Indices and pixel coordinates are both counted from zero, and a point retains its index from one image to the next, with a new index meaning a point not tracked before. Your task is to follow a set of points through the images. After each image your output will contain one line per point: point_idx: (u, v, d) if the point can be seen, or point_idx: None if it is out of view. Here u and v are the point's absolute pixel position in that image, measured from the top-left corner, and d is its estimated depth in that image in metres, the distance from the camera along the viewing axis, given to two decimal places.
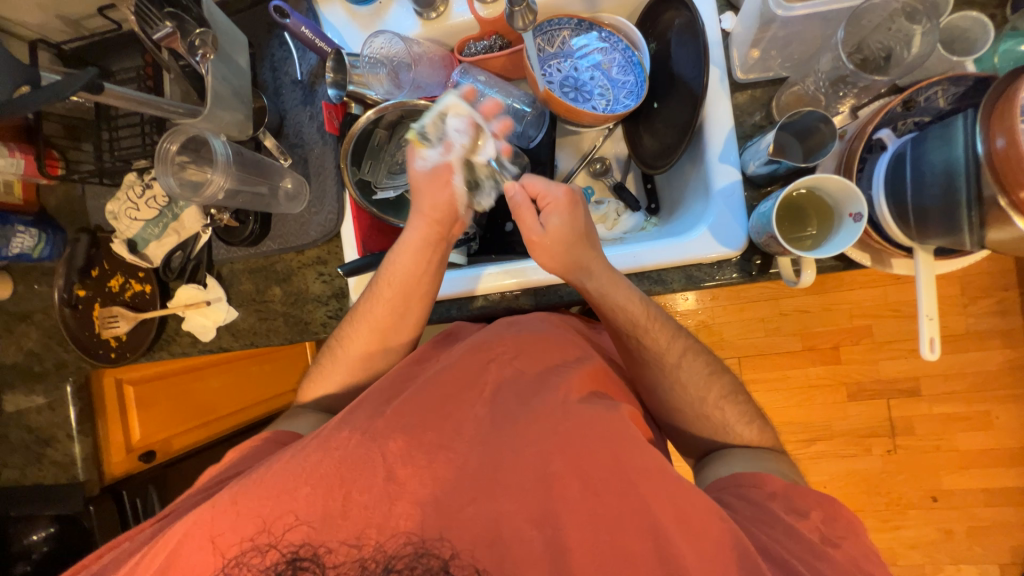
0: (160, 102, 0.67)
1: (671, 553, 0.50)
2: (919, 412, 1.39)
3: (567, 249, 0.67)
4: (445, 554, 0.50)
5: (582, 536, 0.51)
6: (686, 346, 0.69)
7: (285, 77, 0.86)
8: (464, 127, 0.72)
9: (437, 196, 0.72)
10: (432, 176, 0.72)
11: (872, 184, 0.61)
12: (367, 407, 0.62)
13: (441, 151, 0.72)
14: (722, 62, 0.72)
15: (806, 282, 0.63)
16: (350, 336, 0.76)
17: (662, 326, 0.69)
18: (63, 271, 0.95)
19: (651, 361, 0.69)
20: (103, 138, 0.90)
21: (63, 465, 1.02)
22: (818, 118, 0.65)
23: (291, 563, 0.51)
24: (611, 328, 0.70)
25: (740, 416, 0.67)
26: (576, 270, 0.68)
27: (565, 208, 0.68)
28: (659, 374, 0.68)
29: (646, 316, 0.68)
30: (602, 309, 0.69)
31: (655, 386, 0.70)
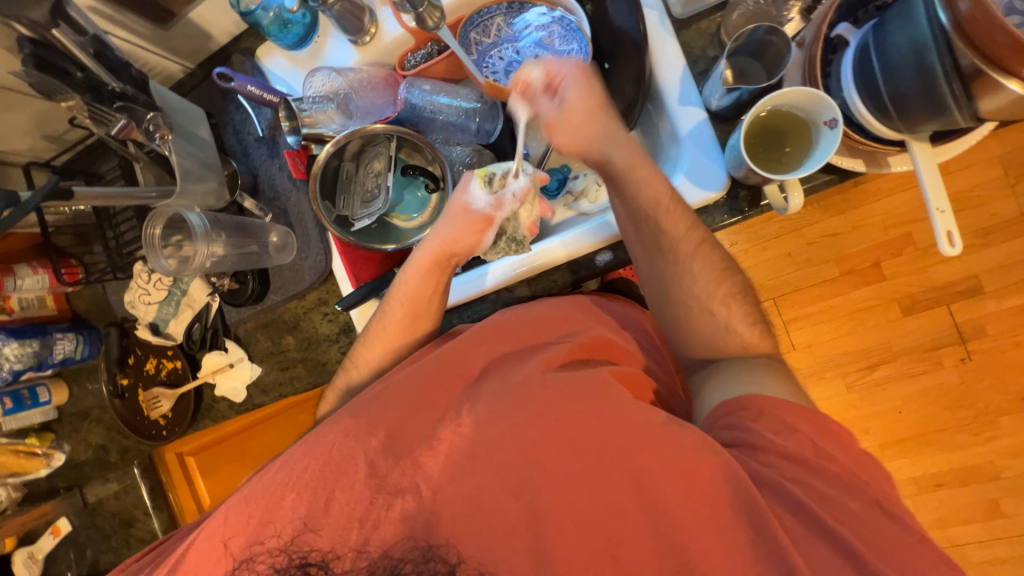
0: (133, 192, 0.70)
1: (658, 500, 0.49)
2: (987, 312, 1.27)
3: (590, 121, 0.65)
4: (450, 558, 0.48)
5: (566, 496, 0.50)
6: (701, 236, 0.65)
7: (249, 137, 0.89)
8: (521, 191, 0.69)
9: (464, 238, 0.71)
10: (470, 217, 0.70)
11: (841, 85, 0.56)
12: (347, 409, 0.61)
13: (490, 203, 0.70)
14: (658, 3, 0.69)
15: (796, 206, 0.59)
16: (364, 356, 0.75)
17: (682, 212, 0.64)
18: (103, 365, 1.02)
19: (669, 248, 0.64)
20: (109, 236, 0.96)
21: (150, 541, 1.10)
22: (765, 31, 0.61)
23: (302, 567, 0.48)
24: (629, 215, 0.66)
25: (745, 317, 0.63)
26: (602, 145, 0.66)
27: (582, 89, 0.66)
28: (675, 263, 0.64)
29: (669, 197, 0.64)
30: (623, 190, 0.65)
31: (668, 284, 0.65)
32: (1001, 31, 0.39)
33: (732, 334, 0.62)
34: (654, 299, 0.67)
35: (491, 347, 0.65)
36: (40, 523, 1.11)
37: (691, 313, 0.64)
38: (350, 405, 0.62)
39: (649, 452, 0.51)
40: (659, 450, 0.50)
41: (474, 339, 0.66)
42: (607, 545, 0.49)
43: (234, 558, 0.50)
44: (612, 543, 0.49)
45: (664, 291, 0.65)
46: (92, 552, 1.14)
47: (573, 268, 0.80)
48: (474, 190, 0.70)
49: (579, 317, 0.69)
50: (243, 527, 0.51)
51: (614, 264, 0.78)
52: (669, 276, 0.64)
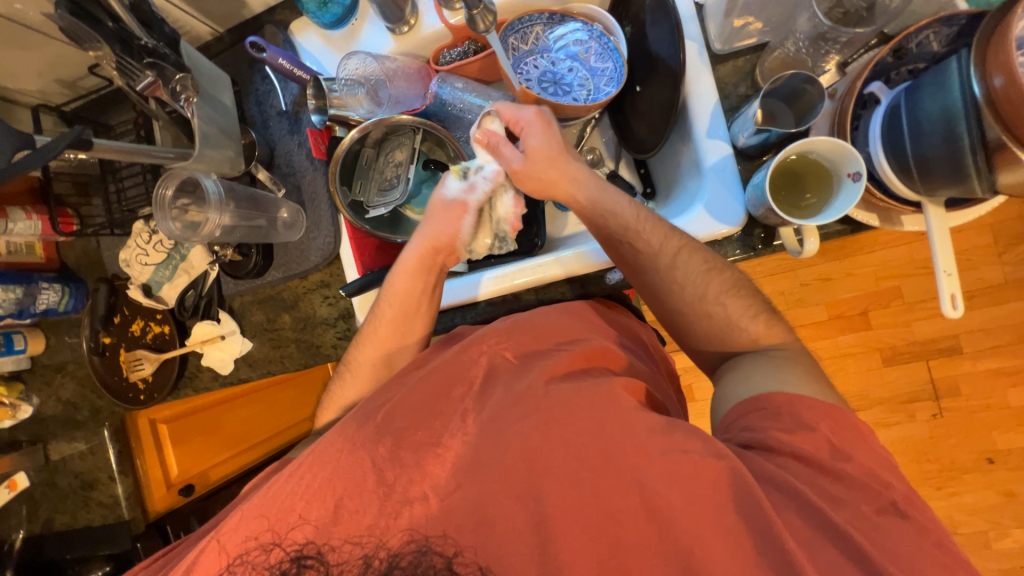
0: (151, 150, 0.68)
1: (661, 502, 0.50)
2: (963, 371, 1.32)
3: (549, 163, 0.68)
4: (447, 551, 0.50)
5: (568, 504, 0.51)
6: (681, 243, 0.66)
7: (271, 110, 0.88)
8: (492, 174, 0.71)
9: (442, 227, 0.73)
10: (446, 207, 0.73)
11: (868, 141, 0.58)
12: (358, 415, 0.61)
13: (464, 188, 0.72)
14: (699, 35, 0.70)
15: (810, 251, 0.61)
16: (358, 359, 0.75)
17: (654, 225, 0.66)
18: (87, 321, 0.99)
19: (648, 264, 0.66)
20: (110, 190, 0.94)
21: (110, 506, 1.07)
22: (803, 79, 0.62)
23: (296, 561, 0.51)
24: (601, 235, 0.68)
25: (746, 309, 0.64)
26: (566, 180, 0.69)
27: (541, 129, 0.69)
28: (654, 274, 0.66)
29: (637, 218, 0.66)
30: (592, 213, 0.68)
31: (659, 291, 0.67)
32: None
33: (748, 333, 0.63)
34: (652, 306, 0.69)
35: (495, 353, 0.65)
36: None
37: (689, 316, 0.66)
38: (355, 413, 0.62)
39: (657, 457, 0.51)
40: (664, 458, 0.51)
41: (478, 344, 0.67)
42: (612, 549, 0.49)
43: (229, 555, 0.52)
44: (617, 543, 0.50)
45: (658, 298, 0.68)
46: (47, 511, 1.10)
47: (581, 281, 0.80)
48: (448, 182, 0.73)
49: (583, 330, 0.70)
50: (238, 525, 0.53)
51: (624, 285, 0.78)
52: (657, 285, 0.66)
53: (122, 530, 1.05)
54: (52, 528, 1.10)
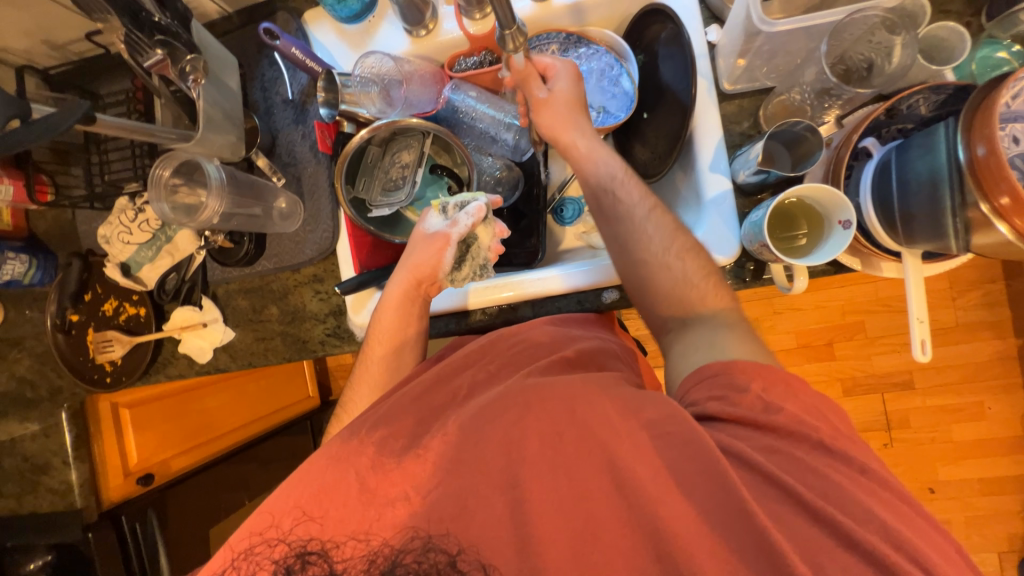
0: (152, 129, 0.66)
1: (628, 472, 0.49)
2: (914, 405, 1.41)
3: (567, 108, 0.72)
4: (451, 550, 0.49)
5: (547, 483, 0.50)
6: (654, 204, 0.70)
7: (276, 97, 0.86)
8: (474, 211, 0.73)
9: (423, 256, 0.74)
10: (430, 238, 0.74)
11: (859, 192, 0.62)
12: (344, 430, 0.61)
13: (448, 224, 0.74)
14: (709, 72, 0.73)
15: (799, 288, 0.64)
16: (352, 400, 0.77)
17: (636, 184, 0.70)
18: (55, 297, 0.94)
19: (625, 216, 0.68)
20: (93, 161, 0.89)
21: (60, 493, 0.99)
22: (804, 128, 0.66)
23: (300, 557, 0.51)
24: (586, 188, 0.72)
25: (699, 269, 0.65)
26: (572, 129, 0.72)
27: (573, 77, 0.73)
28: (629, 225, 0.68)
29: (624, 173, 0.71)
30: (585, 164, 0.71)
31: (626, 242, 0.68)
32: (1007, 183, 0.45)
33: (698, 293, 0.64)
34: (614, 258, 0.69)
35: (480, 367, 0.68)
36: None
37: (649, 267, 0.66)
38: (349, 428, 0.60)
39: (625, 434, 0.51)
40: (633, 434, 0.51)
41: (463, 360, 0.70)
42: (587, 524, 0.49)
43: (235, 551, 0.53)
44: (590, 518, 0.49)
45: (622, 249, 0.68)
46: None
47: (579, 297, 0.80)
48: (431, 219, 0.76)
49: (577, 336, 0.71)
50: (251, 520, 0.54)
51: (620, 304, 0.79)
52: (626, 236, 0.68)
53: (72, 519, 0.98)
54: None
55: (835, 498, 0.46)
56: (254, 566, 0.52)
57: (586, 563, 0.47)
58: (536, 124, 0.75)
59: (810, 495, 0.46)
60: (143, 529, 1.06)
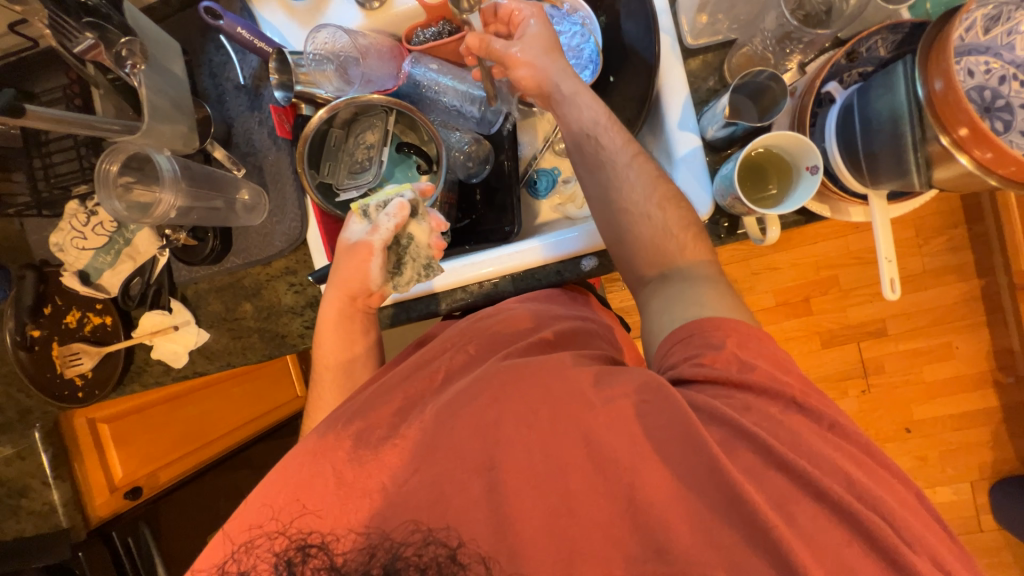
0: (92, 120, 0.62)
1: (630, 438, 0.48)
2: (888, 351, 1.47)
3: (544, 56, 0.70)
4: (451, 542, 0.47)
5: (522, 462, 0.49)
6: (636, 151, 0.68)
7: (227, 83, 0.82)
8: (395, 212, 0.68)
9: (352, 268, 0.70)
10: (353, 248, 0.70)
11: (824, 138, 0.63)
12: (322, 425, 0.59)
13: (369, 230, 0.70)
14: (672, 29, 0.72)
15: (771, 239, 0.65)
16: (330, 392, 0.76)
17: (619, 130, 0.68)
18: (12, 313, 0.89)
19: (606, 166, 0.67)
20: (36, 166, 0.84)
21: (44, 514, 0.96)
22: (767, 77, 0.66)
23: (301, 548, 0.50)
24: (569, 135, 0.70)
25: (681, 221, 0.65)
26: (549, 81, 0.71)
27: (543, 19, 0.72)
28: (610, 171, 0.67)
29: (607, 118, 0.68)
30: (566, 108, 0.69)
31: (608, 191, 0.67)
32: (965, 114, 0.46)
33: (677, 249, 0.64)
34: (594, 209, 0.69)
35: (459, 350, 0.66)
36: None
37: (631, 217, 0.66)
38: (334, 418, 0.60)
39: (600, 407, 0.51)
40: (607, 406, 0.51)
41: (445, 344, 0.69)
42: (563, 498, 0.48)
43: (234, 542, 0.51)
44: (568, 494, 0.48)
45: (603, 197, 0.68)
46: None
47: (558, 268, 0.79)
48: (352, 226, 0.71)
49: (555, 313, 0.71)
50: (246, 513, 0.52)
51: (600, 271, 0.78)
52: (607, 185, 0.67)
53: (60, 538, 0.96)
54: None
55: (804, 449, 0.47)
56: (251, 559, 0.50)
57: (567, 538, 0.47)
58: (513, 79, 0.74)
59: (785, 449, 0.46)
60: (136, 543, 1.08)
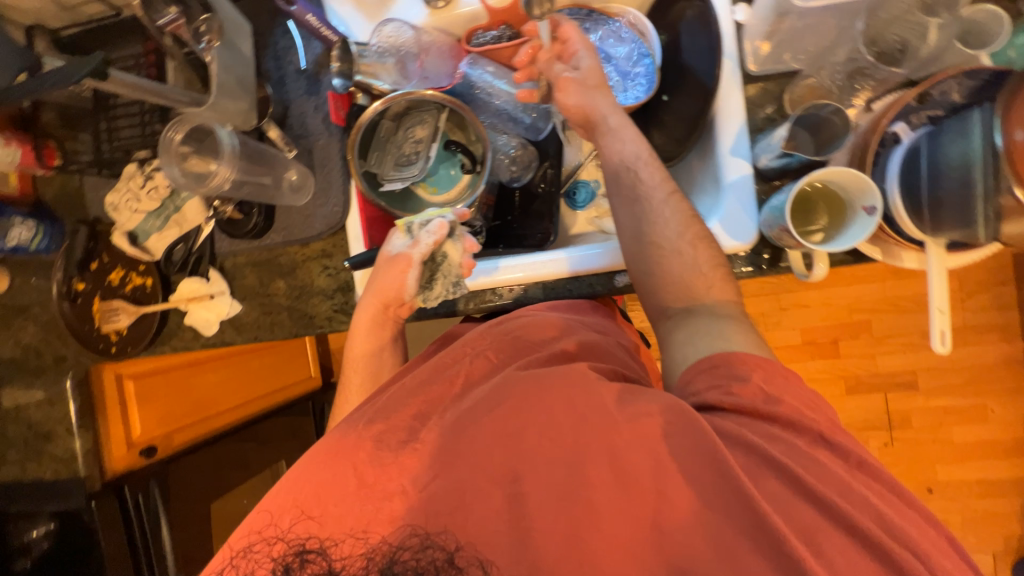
0: (165, 91, 0.66)
1: (647, 470, 0.47)
2: (916, 406, 1.40)
3: (593, 87, 0.72)
4: (449, 546, 0.48)
5: (541, 473, 0.48)
6: (674, 190, 0.67)
7: (289, 67, 0.85)
8: (435, 229, 0.71)
9: (389, 279, 0.72)
10: (393, 260, 0.72)
11: (885, 177, 0.61)
12: (345, 422, 0.58)
13: (410, 245, 0.72)
14: (735, 53, 0.71)
15: (817, 275, 0.63)
16: (348, 383, 0.77)
17: (659, 168, 0.68)
18: (62, 264, 0.93)
19: (642, 197, 0.67)
20: (101, 127, 0.89)
21: (64, 460, 0.99)
22: (830, 110, 0.65)
23: (299, 555, 0.49)
24: (608, 167, 0.70)
25: (711, 259, 0.64)
26: (592, 111, 0.72)
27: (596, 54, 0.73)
28: (646, 205, 0.66)
29: (648, 154, 0.69)
30: (609, 141, 0.70)
31: (641, 224, 0.66)
32: None
33: (705, 277, 0.63)
34: (626, 243, 0.67)
35: (480, 356, 0.65)
36: None
37: (661, 252, 0.64)
38: (353, 417, 0.59)
39: (615, 417, 0.49)
40: (623, 419, 0.49)
41: (464, 348, 0.67)
42: (567, 502, 0.47)
43: (233, 549, 0.51)
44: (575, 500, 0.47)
45: (635, 230, 0.67)
46: None
47: (590, 281, 0.78)
48: (394, 239, 0.74)
49: (576, 326, 0.70)
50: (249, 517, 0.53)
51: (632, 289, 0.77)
52: (642, 218, 0.66)
53: (76, 486, 0.98)
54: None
55: (830, 485, 0.45)
56: (251, 563, 0.50)
57: (586, 554, 0.46)
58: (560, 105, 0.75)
59: (811, 480, 0.44)
60: (145, 501, 1.06)
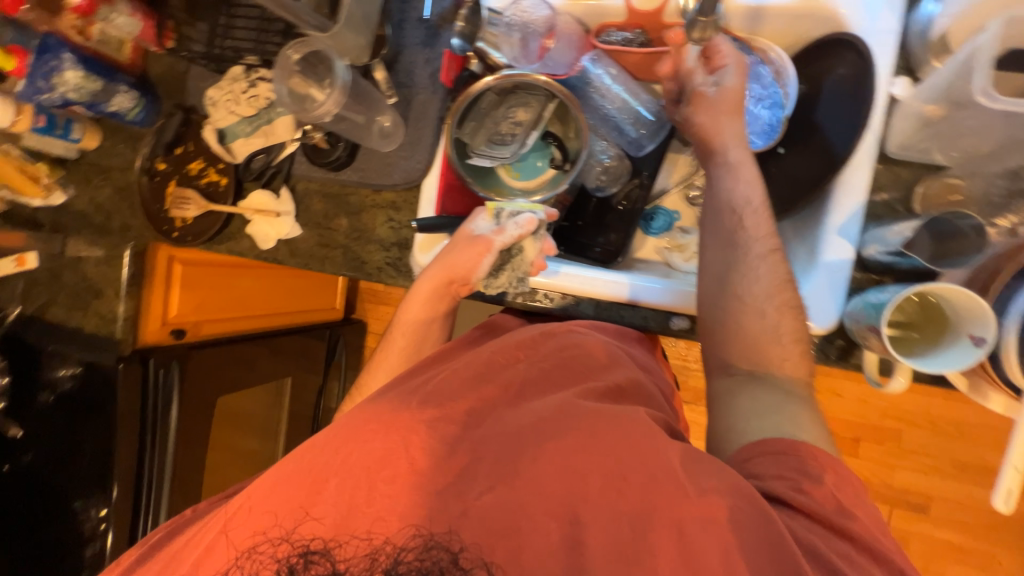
0: (295, 7, 0.69)
1: (662, 530, 0.46)
2: (922, 533, 1.33)
3: (725, 115, 0.68)
4: (454, 547, 0.48)
5: (597, 507, 0.49)
6: (776, 246, 0.63)
7: (412, 12, 0.83)
8: (523, 223, 0.72)
9: (464, 257, 0.72)
10: (472, 240, 0.73)
11: (1004, 313, 0.55)
12: (362, 406, 0.59)
13: (493, 231, 0.73)
14: (877, 129, 0.66)
15: (894, 388, 0.59)
16: (391, 340, 0.80)
17: (766, 219, 0.64)
18: (151, 141, 0.97)
19: (740, 246, 0.63)
20: (219, 23, 0.91)
21: (105, 319, 1.06)
22: (970, 223, 0.59)
23: (303, 556, 0.50)
24: (712, 201, 0.66)
25: (794, 331, 0.60)
26: (716, 142, 0.67)
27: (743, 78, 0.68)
28: (741, 255, 0.63)
29: (760, 201, 0.64)
30: (722, 175, 0.66)
31: (730, 272, 0.63)
32: None
33: (778, 358, 0.59)
34: (708, 285, 0.64)
35: (533, 365, 0.64)
36: (9, 246, 1.07)
37: (742, 306, 0.61)
38: (388, 394, 0.61)
39: (643, 467, 0.49)
40: (651, 471, 0.48)
41: (513, 347, 0.67)
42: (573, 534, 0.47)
43: (236, 549, 0.52)
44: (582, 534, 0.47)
45: (721, 278, 0.63)
46: (45, 299, 1.10)
47: (645, 314, 0.75)
48: (480, 221, 0.75)
49: (624, 356, 0.67)
50: (254, 510, 0.53)
51: (686, 335, 0.75)
52: (731, 266, 0.63)
53: (111, 347, 1.06)
54: (44, 317, 1.10)
55: None
56: (253, 564, 0.51)
57: None
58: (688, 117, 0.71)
59: None
60: (165, 377, 1.08)
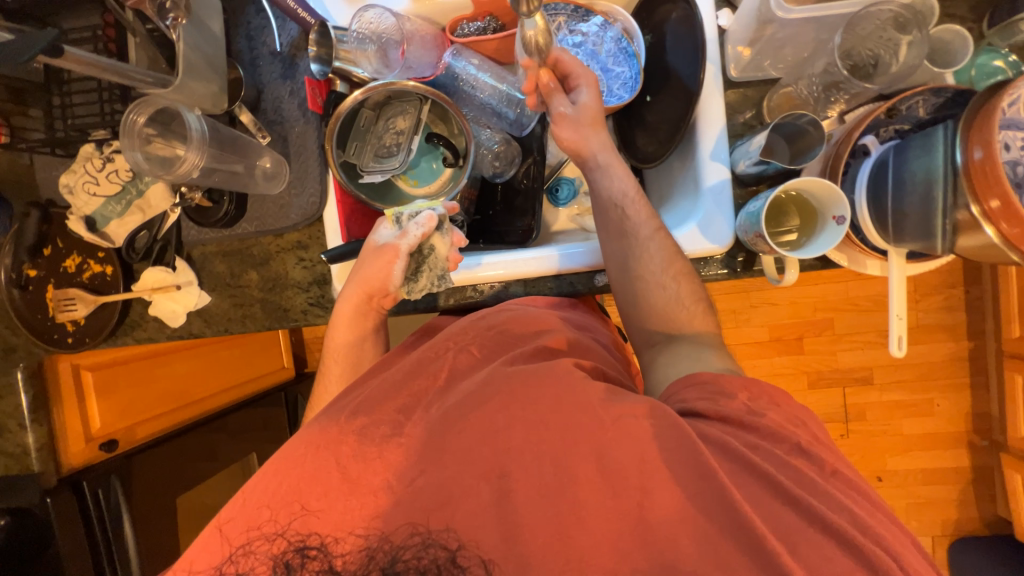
0: (125, 69, 0.62)
1: (628, 467, 0.48)
2: (870, 401, 1.49)
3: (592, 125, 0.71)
4: (451, 545, 0.48)
5: (536, 469, 0.49)
6: (660, 225, 0.70)
7: (262, 48, 0.81)
8: (424, 221, 0.72)
9: (375, 269, 0.72)
10: (379, 250, 0.72)
11: (854, 188, 0.64)
12: (324, 415, 0.58)
13: (397, 235, 0.73)
14: (717, 59, 0.72)
15: (789, 280, 0.66)
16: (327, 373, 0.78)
17: (645, 205, 0.71)
18: (10, 248, 0.87)
19: (630, 237, 0.69)
20: (54, 103, 0.82)
21: (14, 456, 0.93)
22: (806, 121, 0.66)
23: (298, 551, 0.49)
24: (597, 202, 0.73)
25: (693, 292, 0.68)
26: (585, 154, 0.73)
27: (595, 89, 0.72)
28: (633, 243, 0.69)
29: (636, 192, 0.71)
30: (599, 177, 0.72)
31: (628, 263, 0.69)
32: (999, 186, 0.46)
33: (685, 312, 0.67)
34: (614, 275, 0.70)
35: (463, 350, 0.65)
36: None
37: (646, 285, 0.68)
38: (325, 412, 0.59)
39: (594, 415, 0.51)
40: (602, 416, 0.51)
41: (446, 343, 0.67)
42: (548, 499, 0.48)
43: (231, 546, 0.50)
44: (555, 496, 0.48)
45: (622, 267, 0.69)
46: None
47: (570, 280, 0.79)
48: (383, 230, 0.75)
49: (556, 321, 0.70)
50: (242, 515, 0.51)
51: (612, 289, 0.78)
52: (628, 255, 0.69)
53: (30, 482, 0.93)
54: None
55: (796, 481, 0.47)
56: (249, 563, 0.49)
57: (577, 554, 0.47)
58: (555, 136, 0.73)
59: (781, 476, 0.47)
60: (106, 495, 0.99)
